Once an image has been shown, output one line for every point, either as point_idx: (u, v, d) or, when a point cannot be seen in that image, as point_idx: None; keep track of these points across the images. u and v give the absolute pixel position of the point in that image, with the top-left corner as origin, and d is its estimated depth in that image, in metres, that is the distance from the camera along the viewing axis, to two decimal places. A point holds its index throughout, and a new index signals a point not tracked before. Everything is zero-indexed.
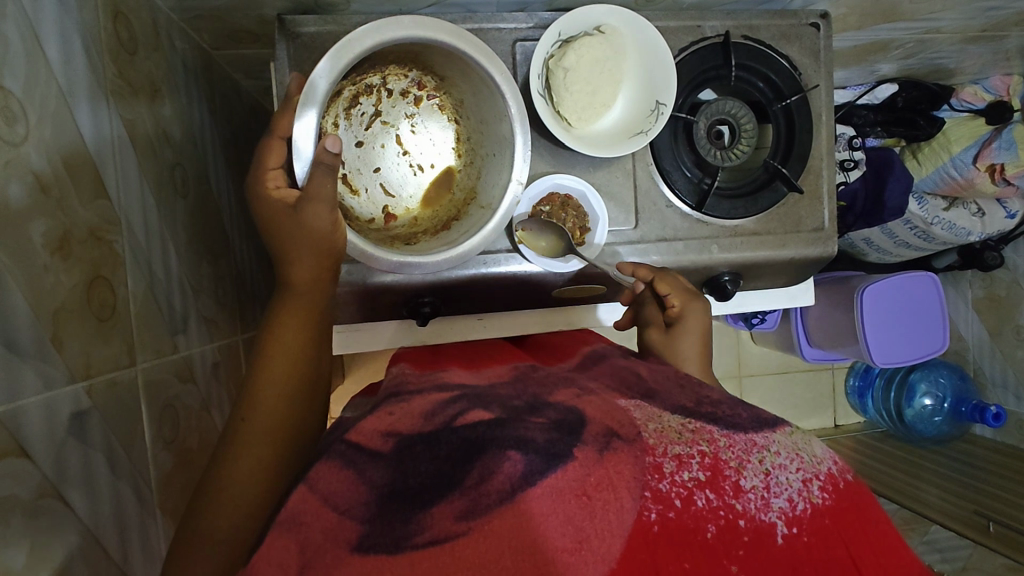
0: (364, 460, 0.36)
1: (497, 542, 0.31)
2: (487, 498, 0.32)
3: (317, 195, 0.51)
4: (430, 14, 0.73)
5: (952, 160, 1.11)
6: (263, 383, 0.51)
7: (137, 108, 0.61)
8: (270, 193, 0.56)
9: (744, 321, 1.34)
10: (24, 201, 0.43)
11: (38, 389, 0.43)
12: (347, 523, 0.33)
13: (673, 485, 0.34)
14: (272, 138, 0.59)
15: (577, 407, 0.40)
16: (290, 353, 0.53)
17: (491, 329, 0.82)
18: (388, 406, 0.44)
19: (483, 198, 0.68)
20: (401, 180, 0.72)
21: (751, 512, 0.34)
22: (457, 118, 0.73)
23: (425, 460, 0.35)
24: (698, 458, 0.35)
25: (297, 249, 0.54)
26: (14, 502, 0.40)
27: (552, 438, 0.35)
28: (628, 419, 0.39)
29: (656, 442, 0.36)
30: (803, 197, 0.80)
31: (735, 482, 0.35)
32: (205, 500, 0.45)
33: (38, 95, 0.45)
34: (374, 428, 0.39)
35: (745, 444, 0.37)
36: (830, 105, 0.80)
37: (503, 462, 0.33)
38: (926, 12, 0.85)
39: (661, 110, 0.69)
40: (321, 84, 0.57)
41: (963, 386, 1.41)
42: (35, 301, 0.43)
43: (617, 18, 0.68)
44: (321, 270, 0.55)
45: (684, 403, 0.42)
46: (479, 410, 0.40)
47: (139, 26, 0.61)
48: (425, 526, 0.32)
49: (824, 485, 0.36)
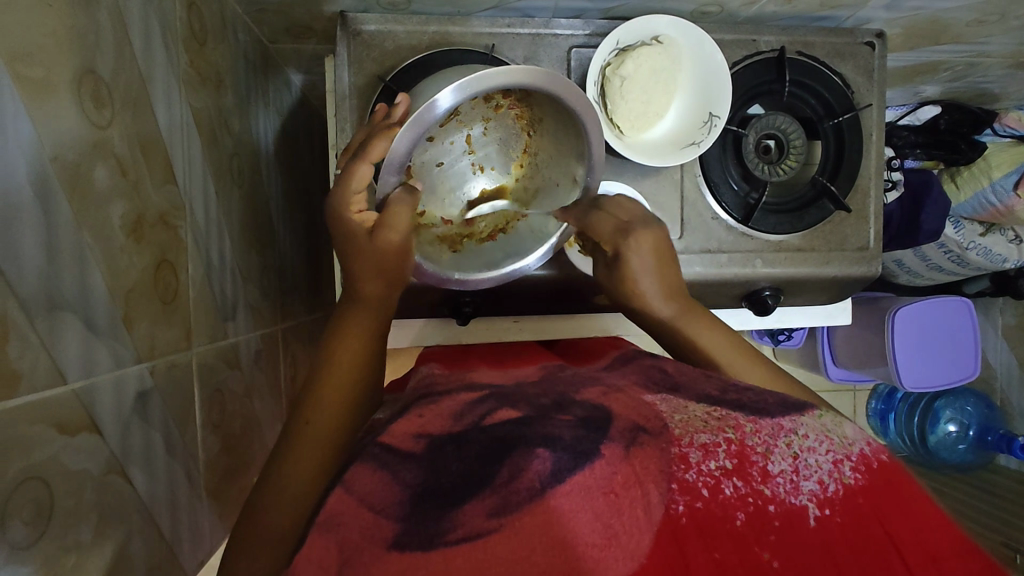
0: (397, 462, 0.35)
1: (526, 539, 0.29)
2: (516, 496, 0.31)
3: (393, 223, 0.51)
4: (488, 17, 0.74)
5: (992, 185, 1.09)
6: (328, 383, 0.52)
7: (204, 97, 0.62)
8: (354, 217, 0.53)
9: (770, 335, 1.32)
10: (107, 183, 0.44)
11: (110, 367, 0.44)
12: (383, 522, 0.32)
13: (700, 475, 0.33)
14: (361, 164, 0.51)
15: (603, 404, 0.39)
16: (353, 355, 0.54)
17: (525, 332, 0.83)
18: (418, 408, 0.42)
19: (535, 223, 0.65)
20: (457, 179, 0.62)
21: (780, 496, 0.33)
22: (532, 131, 0.63)
23: (454, 460, 0.33)
24: (724, 445, 0.35)
25: (369, 264, 0.55)
26: (85, 477, 0.41)
27: (580, 435, 0.33)
28: (653, 413, 0.38)
29: (682, 432, 0.36)
30: (850, 215, 0.79)
31: (762, 467, 0.34)
32: (265, 495, 0.45)
33: (123, 80, 0.46)
34: (406, 430, 0.38)
35: (772, 428, 0.37)
36: (881, 125, 0.79)
37: (532, 459, 0.31)
38: (980, 36, 0.85)
39: (714, 123, 0.70)
40: (430, 118, 0.49)
41: (992, 415, 1.40)
42: (110, 280, 0.44)
43: (677, 29, 0.69)
44: (388, 283, 0.56)
45: (709, 392, 0.43)
46: (508, 408, 0.37)
47: (209, 17, 0.63)
48: (456, 523, 0.30)
49: (856, 466, 0.35)
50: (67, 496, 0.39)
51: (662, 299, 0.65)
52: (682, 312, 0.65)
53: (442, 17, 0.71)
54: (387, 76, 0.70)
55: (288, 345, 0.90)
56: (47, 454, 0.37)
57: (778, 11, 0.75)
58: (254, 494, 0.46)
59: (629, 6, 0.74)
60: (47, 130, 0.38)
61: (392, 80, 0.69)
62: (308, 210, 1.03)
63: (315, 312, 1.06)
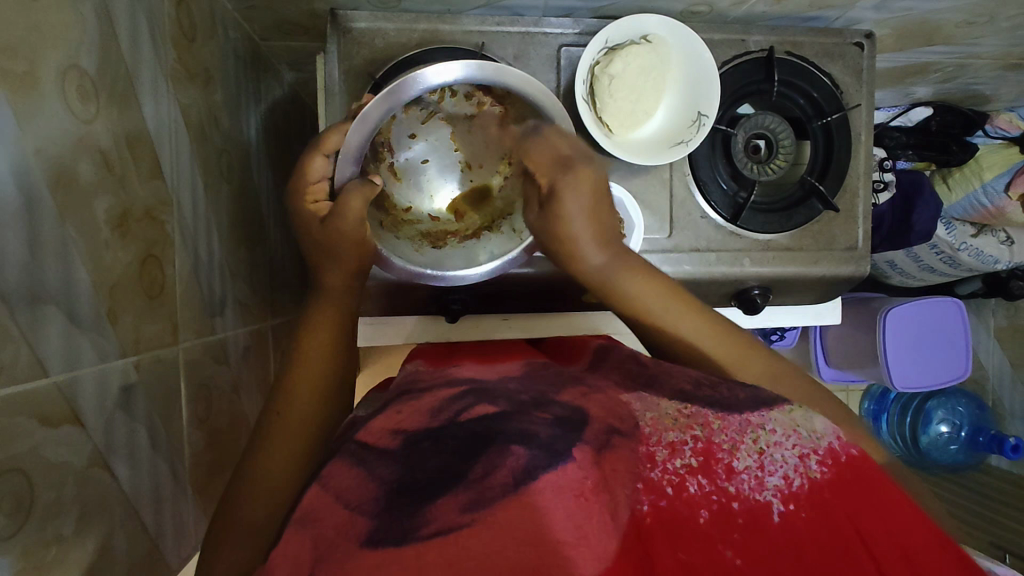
0: (374, 458, 0.36)
1: (501, 534, 0.30)
2: (490, 492, 0.31)
3: (343, 210, 0.55)
4: (479, 15, 0.74)
5: (983, 187, 1.10)
6: (298, 376, 0.51)
7: (192, 93, 0.62)
8: (309, 205, 0.58)
9: (762, 335, 1.32)
10: (92, 177, 0.44)
11: (93, 361, 0.44)
12: (357, 519, 0.32)
13: (665, 473, 0.35)
14: (315, 155, 0.57)
15: (582, 406, 0.40)
16: (322, 347, 0.54)
17: (517, 330, 0.82)
18: (396, 405, 0.43)
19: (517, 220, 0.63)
20: (445, 176, 0.68)
21: (744, 493, 0.34)
22: (514, 127, 0.64)
23: (431, 455, 0.34)
24: (690, 444, 0.36)
25: (332, 256, 0.57)
26: (67, 469, 0.41)
27: (555, 435, 0.34)
28: (628, 413, 0.40)
29: (651, 431, 0.37)
30: (838, 215, 0.80)
31: (727, 464, 0.35)
32: (240, 491, 0.44)
33: (108, 75, 0.47)
34: (383, 426, 0.39)
35: (739, 424, 0.37)
36: (869, 126, 0.80)
37: (507, 456, 0.32)
38: (969, 37, 0.85)
39: (703, 121, 0.70)
40: (373, 117, 0.53)
41: (983, 416, 1.40)
42: (94, 273, 0.44)
43: (666, 28, 0.69)
44: (348, 274, 0.58)
45: (685, 386, 0.44)
46: (486, 403, 0.38)
47: (199, 14, 0.63)
48: (428, 519, 0.30)
49: (822, 460, 0.35)
50: (48, 489, 0.39)
51: (595, 245, 0.57)
52: (618, 261, 0.58)
53: (432, 15, 0.72)
54: (377, 74, 0.70)
55: (277, 342, 0.90)
56: (28, 446, 0.38)
57: (768, 11, 0.76)
58: (229, 490, 0.46)
59: (619, 6, 0.74)
60: (28, 122, 0.38)
61: (383, 77, 0.69)
62: None
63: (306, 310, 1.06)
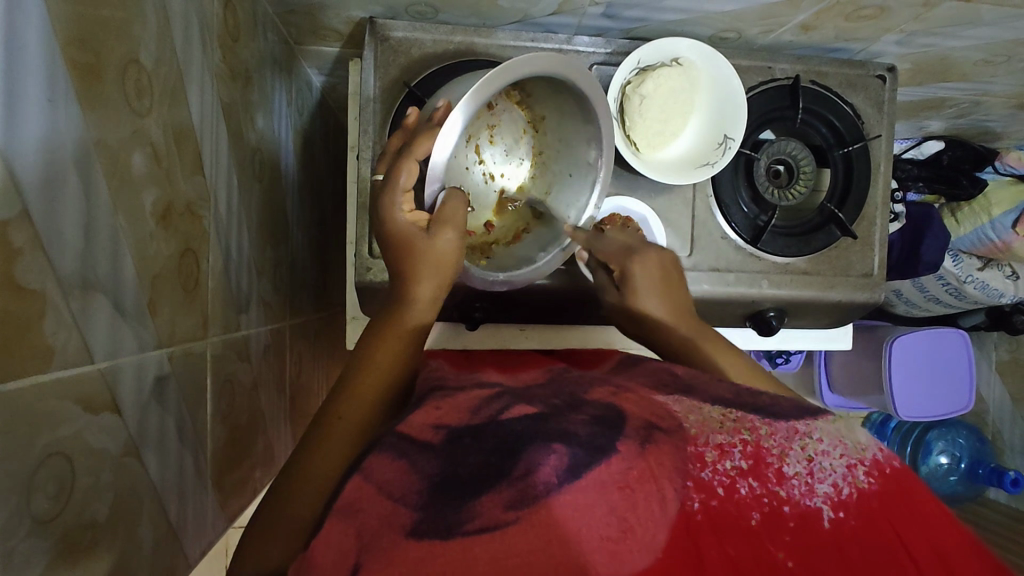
0: (416, 451, 0.33)
1: (541, 533, 0.27)
2: (534, 490, 0.29)
3: (450, 218, 0.54)
4: (514, 30, 0.76)
5: (991, 222, 1.11)
6: (361, 381, 0.51)
7: (232, 93, 0.63)
8: (400, 214, 0.55)
9: (767, 357, 1.32)
10: (143, 168, 0.45)
11: (133, 350, 0.44)
12: (402, 510, 0.30)
13: (715, 474, 0.32)
14: (408, 161, 0.54)
15: (614, 403, 0.37)
16: (390, 355, 0.53)
17: (534, 341, 0.82)
18: (420, 404, 0.40)
19: (555, 214, 0.67)
20: (475, 192, 0.65)
21: (795, 497, 0.32)
22: (536, 130, 0.67)
23: (473, 452, 0.32)
24: (740, 446, 0.34)
25: (419, 270, 0.55)
26: (105, 456, 0.41)
27: (595, 432, 0.32)
28: (667, 411, 0.36)
29: (698, 431, 0.34)
30: (856, 242, 0.81)
31: (778, 469, 0.33)
32: (285, 489, 0.44)
33: (163, 69, 0.48)
34: (423, 421, 0.36)
35: (787, 432, 0.36)
36: (890, 156, 0.82)
37: (548, 454, 0.30)
38: (985, 75, 0.87)
39: (729, 144, 0.71)
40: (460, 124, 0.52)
41: (982, 449, 1.41)
42: (138, 264, 0.45)
43: (695, 52, 0.71)
44: (441, 288, 0.56)
45: (724, 395, 0.41)
46: (524, 406, 0.36)
47: (243, 15, 0.64)
48: (474, 514, 0.28)
49: (869, 471, 0.34)
50: (88, 475, 0.40)
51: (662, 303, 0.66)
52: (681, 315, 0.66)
53: (468, 28, 0.73)
54: (411, 82, 0.71)
55: (294, 343, 0.90)
56: (72, 431, 0.38)
57: (794, 40, 0.78)
58: (275, 485, 0.45)
59: (649, 29, 0.76)
60: (91, 114, 0.39)
61: (418, 85, 0.70)
62: (318, 210, 1.04)
63: (319, 310, 1.05)
